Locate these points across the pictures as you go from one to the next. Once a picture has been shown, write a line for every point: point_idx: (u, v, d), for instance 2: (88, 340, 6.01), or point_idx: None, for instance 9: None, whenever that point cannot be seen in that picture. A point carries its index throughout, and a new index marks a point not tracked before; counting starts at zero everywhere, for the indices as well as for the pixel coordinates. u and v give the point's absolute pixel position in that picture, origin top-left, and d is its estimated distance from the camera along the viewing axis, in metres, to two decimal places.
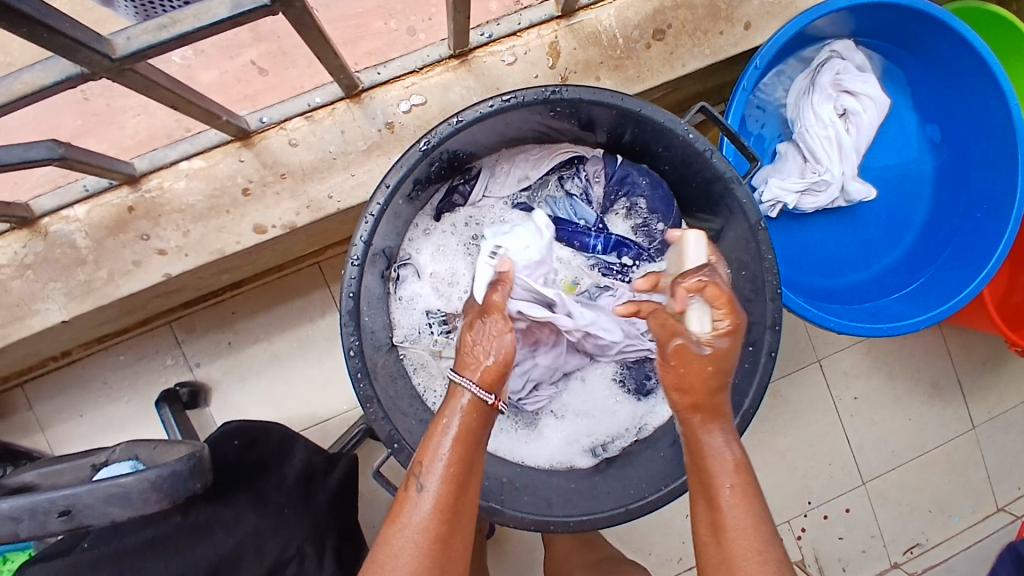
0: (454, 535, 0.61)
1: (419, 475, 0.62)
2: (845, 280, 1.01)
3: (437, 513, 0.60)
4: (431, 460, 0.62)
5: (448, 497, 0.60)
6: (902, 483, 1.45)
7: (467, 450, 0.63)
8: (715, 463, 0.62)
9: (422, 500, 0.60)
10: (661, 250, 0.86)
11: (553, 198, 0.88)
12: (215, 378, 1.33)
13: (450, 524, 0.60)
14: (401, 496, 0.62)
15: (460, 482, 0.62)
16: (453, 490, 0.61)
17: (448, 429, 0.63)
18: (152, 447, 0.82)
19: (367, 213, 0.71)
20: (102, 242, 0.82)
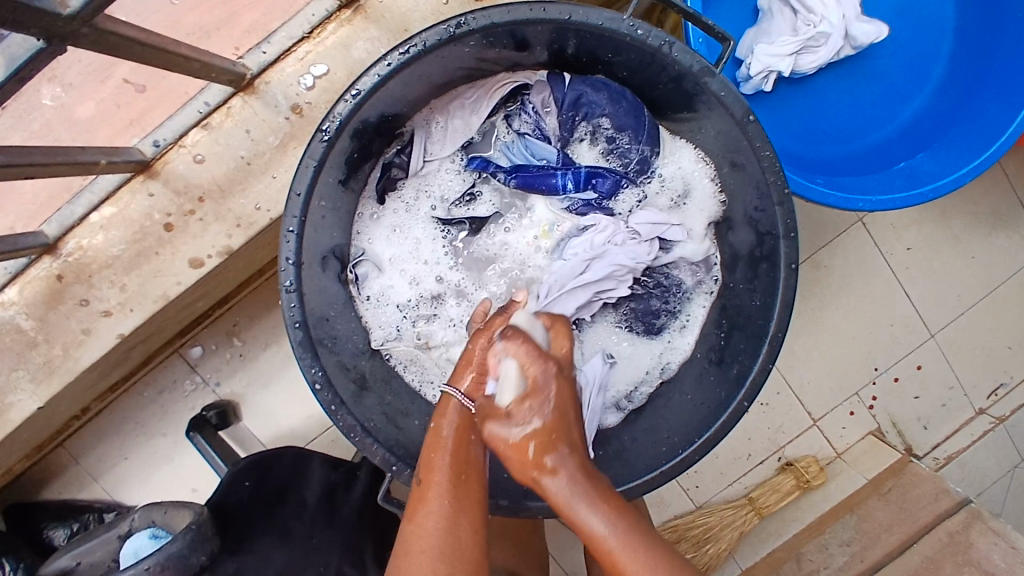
0: (462, 524, 0.51)
1: (426, 471, 0.55)
2: (873, 139, 0.86)
3: (443, 507, 0.52)
4: (441, 448, 0.55)
5: (456, 486, 0.53)
6: (975, 326, 1.33)
7: (468, 437, 0.56)
8: (573, 499, 0.51)
9: (435, 491, 0.53)
10: (641, 170, 0.73)
11: (506, 142, 0.76)
12: (239, 392, 1.29)
13: (462, 517, 0.52)
14: (416, 494, 0.54)
15: (467, 470, 0.54)
16: (463, 480, 0.54)
17: (451, 421, 0.57)
18: (164, 511, 0.79)
19: (286, 230, 0.60)
20: (45, 319, 0.76)
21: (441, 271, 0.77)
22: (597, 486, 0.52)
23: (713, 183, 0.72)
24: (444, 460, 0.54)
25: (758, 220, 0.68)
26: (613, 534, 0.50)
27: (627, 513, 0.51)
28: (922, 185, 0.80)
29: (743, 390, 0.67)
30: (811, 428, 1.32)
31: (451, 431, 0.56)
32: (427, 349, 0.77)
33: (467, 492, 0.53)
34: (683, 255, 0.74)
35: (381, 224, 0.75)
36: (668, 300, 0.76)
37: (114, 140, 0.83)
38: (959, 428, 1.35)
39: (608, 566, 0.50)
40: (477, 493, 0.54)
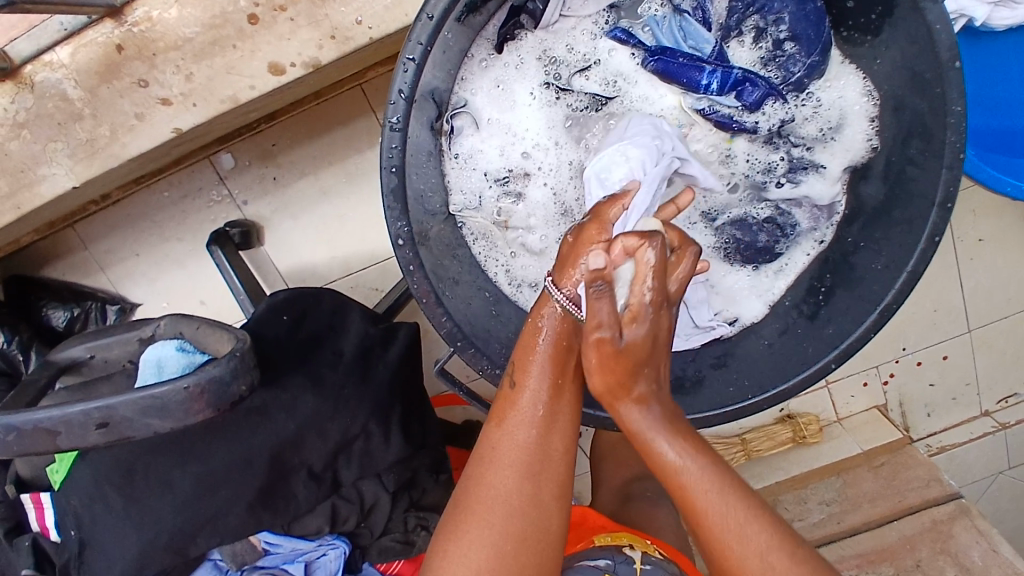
0: (552, 442, 0.55)
1: (520, 376, 0.56)
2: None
3: (539, 426, 0.55)
4: (535, 365, 0.56)
5: (550, 402, 0.55)
6: (1014, 331, 1.31)
7: (563, 357, 0.56)
8: (682, 474, 0.53)
9: (527, 401, 0.55)
10: (794, 88, 0.64)
11: (656, 16, 0.65)
12: (265, 216, 1.21)
13: (551, 429, 0.55)
14: (506, 396, 0.57)
15: (563, 388, 0.56)
16: (554, 398, 0.56)
17: (545, 332, 0.56)
18: (195, 327, 0.75)
19: (406, 57, 0.53)
20: (96, 92, 0.68)
21: (540, 147, 0.68)
22: (680, 432, 0.55)
23: (869, 124, 0.64)
24: (537, 384, 0.55)
25: (911, 179, 0.61)
26: (703, 482, 0.53)
27: (706, 453, 0.54)
28: None
29: (836, 352, 0.65)
30: (822, 388, 1.33)
31: (544, 346, 0.56)
32: (504, 228, 0.70)
33: (558, 417, 0.56)
34: (809, 194, 0.67)
35: (489, 75, 0.65)
36: (774, 236, 0.69)
37: None
38: (960, 423, 1.37)
39: (688, 507, 0.53)
40: (568, 404, 0.57)
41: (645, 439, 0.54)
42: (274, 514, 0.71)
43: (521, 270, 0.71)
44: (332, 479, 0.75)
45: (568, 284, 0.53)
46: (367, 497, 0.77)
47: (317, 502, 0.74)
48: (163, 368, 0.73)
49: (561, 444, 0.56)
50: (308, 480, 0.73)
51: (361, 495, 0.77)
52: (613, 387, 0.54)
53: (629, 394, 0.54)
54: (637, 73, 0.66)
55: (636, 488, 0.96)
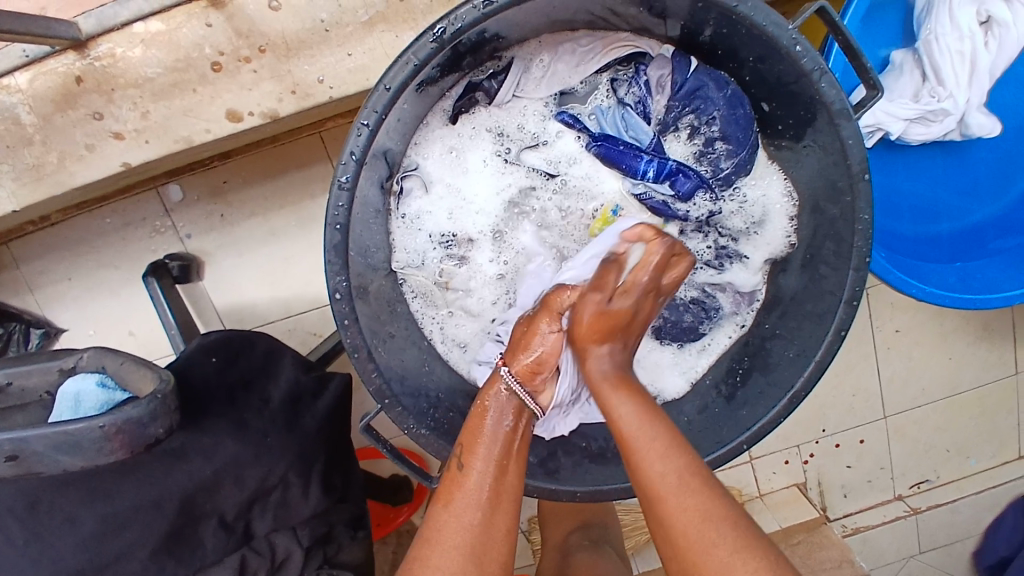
0: (496, 522, 0.54)
1: (467, 456, 0.56)
2: (943, 228, 0.84)
3: (482, 509, 0.54)
4: (482, 443, 0.57)
5: (497, 475, 0.55)
6: (925, 421, 1.38)
7: (513, 432, 0.57)
8: (629, 426, 0.52)
9: (473, 481, 0.55)
10: (723, 184, 0.70)
11: (602, 105, 0.70)
12: (209, 251, 1.20)
13: (497, 511, 0.54)
14: (451, 479, 0.56)
15: (508, 467, 0.56)
16: (499, 473, 0.55)
17: (494, 408, 0.58)
18: (120, 363, 0.73)
19: (361, 121, 0.55)
20: (49, 119, 0.67)
21: (486, 216, 0.71)
22: (656, 428, 0.52)
23: (788, 222, 0.69)
24: (486, 449, 0.56)
25: (823, 277, 0.66)
26: (664, 477, 0.50)
27: (660, 416, 0.53)
28: (971, 291, 0.80)
29: (747, 433, 0.67)
30: (746, 463, 1.37)
31: (493, 421, 0.58)
32: (444, 288, 0.72)
33: (503, 493, 0.55)
34: (733, 280, 0.72)
35: (440, 143, 0.69)
36: (699, 317, 0.74)
37: None
38: (874, 505, 1.43)
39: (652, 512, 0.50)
40: (513, 481, 0.56)
41: (603, 390, 0.56)
42: (179, 564, 0.68)
43: (455, 329, 0.73)
44: (245, 529, 0.72)
45: (519, 365, 0.59)
46: (279, 551, 0.75)
47: (227, 553, 0.71)
48: (81, 403, 0.69)
49: (511, 509, 0.55)
50: (219, 530, 0.70)
51: (273, 547, 0.74)
52: (591, 332, 0.57)
53: (596, 343, 0.57)
54: (581, 155, 0.70)
55: (575, 539, 0.97)
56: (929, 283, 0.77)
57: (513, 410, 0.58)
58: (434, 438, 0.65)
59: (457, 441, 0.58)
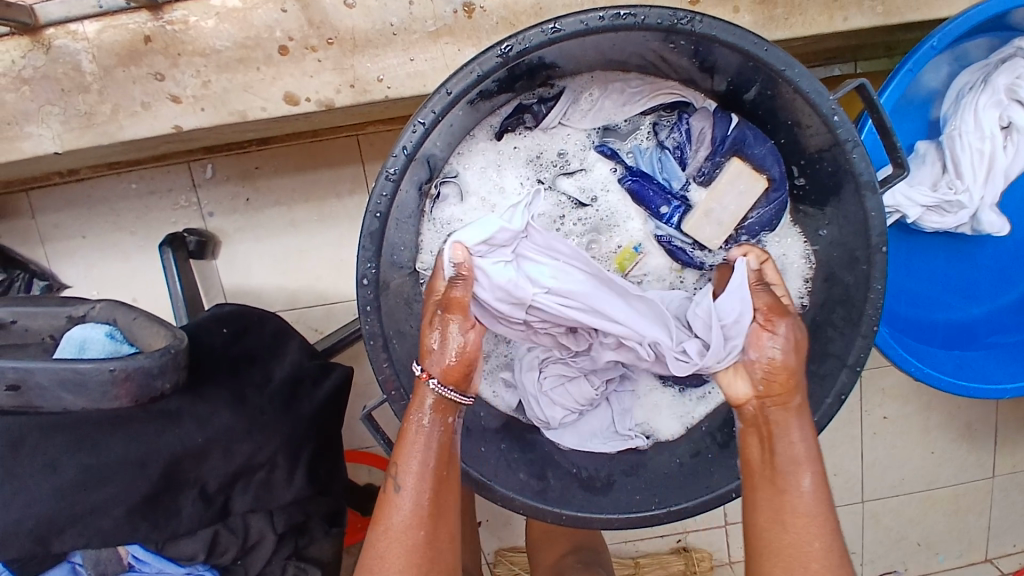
0: (437, 531, 0.62)
1: (399, 475, 0.62)
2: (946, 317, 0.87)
3: (422, 519, 0.61)
4: (411, 459, 0.62)
5: (430, 496, 0.61)
6: (901, 510, 1.38)
7: (444, 448, 0.63)
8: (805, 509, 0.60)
9: (406, 502, 0.61)
10: (748, 238, 0.72)
11: (642, 146, 0.73)
12: (227, 232, 1.22)
13: (435, 522, 0.62)
14: (387, 497, 0.62)
15: (444, 477, 0.62)
16: (435, 483, 0.62)
17: (421, 431, 0.62)
18: (132, 318, 0.74)
19: (417, 119, 0.57)
20: (111, 73, 0.70)
21: None
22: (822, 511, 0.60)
23: (804, 284, 0.72)
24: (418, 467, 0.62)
25: (830, 340, 0.68)
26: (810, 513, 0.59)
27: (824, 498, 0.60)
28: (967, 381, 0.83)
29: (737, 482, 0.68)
30: (720, 528, 1.36)
31: (422, 438, 0.62)
32: None
33: (441, 501, 0.62)
34: None
35: (482, 156, 0.71)
36: None
37: None
38: None
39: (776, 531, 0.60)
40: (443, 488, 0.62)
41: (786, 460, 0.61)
42: (152, 528, 0.67)
43: None
44: (223, 504, 0.72)
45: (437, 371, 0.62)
46: (252, 533, 0.75)
47: (203, 525, 0.70)
48: (86, 349, 0.70)
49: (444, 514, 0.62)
50: (198, 501, 0.70)
51: (247, 528, 0.74)
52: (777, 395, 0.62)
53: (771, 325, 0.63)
54: (614, 189, 0.73)
55: (570, 560, 0.96)
56: (927, 365, 0.80)
57: (438, 425, 0.63)
58: None
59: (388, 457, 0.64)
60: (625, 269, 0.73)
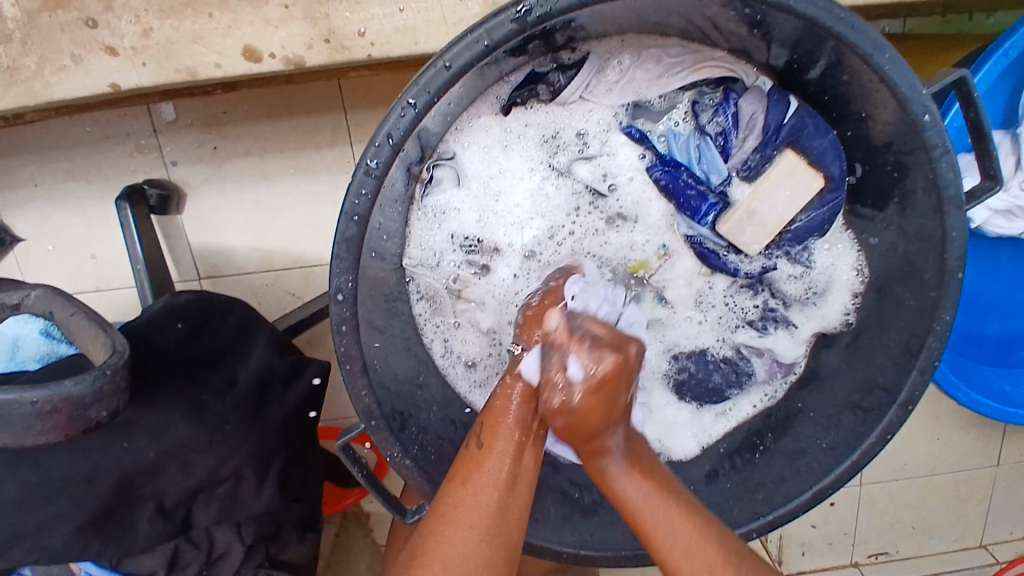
0: (512, 504, 0.46)
1: (488, 434, 0.49)
2: (992, 328, 0.80)
3: (508, 481, 0.47)
4: (504, 419, 0.49)
5: (517, 457, 0.48)
6: (898, 496, 1.35)
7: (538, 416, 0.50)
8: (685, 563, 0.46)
9: (492, 464, 0.47)
10: (793, 244, 0.62)
11: (677, 128, 0.61)
12: (193, 184, 1.08)
13: (515, 494, 0.47)
14: (471, 455, 0.49)
15: (527, 450, 0.49)
16: (518, 450, 0.48)
17: (516, 391, 0.50)
18: (70, 314, 0.60)
19: (406, 100, 0.45)
20: (32, 15, 0.56)
21: (518, 226, 0.62)
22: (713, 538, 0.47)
23: (851, 299, 0.62)
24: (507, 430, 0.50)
25: (879, 369, 0.60)
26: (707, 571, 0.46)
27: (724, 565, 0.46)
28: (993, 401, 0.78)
29: (758, 521, 0.61)
30: None
31: (518, 397, 0.50)
32: (456, 297, 0.64)
33: (524, 477, 0.48)
34: (774, 347, 0.66)
35: (484, 134, 0.59)
36: (728, 380, 0.67)
37: None
38: (829, 567, 1.40)
39: None
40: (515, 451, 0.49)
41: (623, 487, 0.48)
42: (107, 544, 0.59)
43: (459, 343, 0.65)
44: (183, 518, 0.63)
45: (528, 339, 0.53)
46: (217, 545, 0.67)
47: (158, 541, 0.62)
48: (18, 350, 0.62)
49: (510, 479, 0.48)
50: (154, 515, 0.61)
51: (211, 542, 0.66)
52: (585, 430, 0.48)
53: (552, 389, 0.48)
54: (639, 178, 0.62)
55: None
56: None
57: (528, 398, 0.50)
58: (417, 470, 0.57)
59: (478, 419, 0.51)
60: (643, 273, 0.64)
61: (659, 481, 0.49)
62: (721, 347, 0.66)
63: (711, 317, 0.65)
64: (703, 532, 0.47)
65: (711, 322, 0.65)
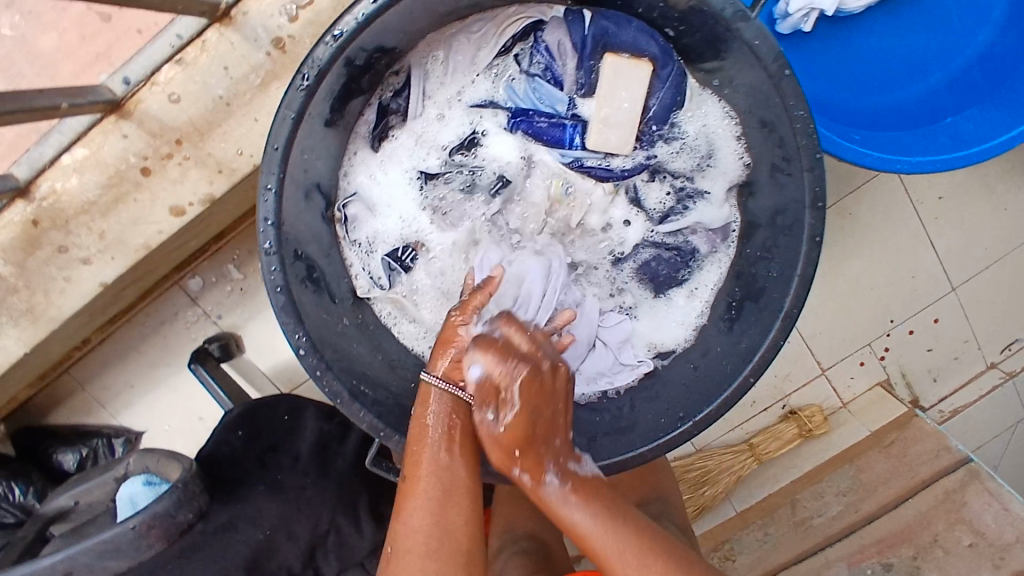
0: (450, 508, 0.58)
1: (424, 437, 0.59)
2: (873, 101, 0.90)
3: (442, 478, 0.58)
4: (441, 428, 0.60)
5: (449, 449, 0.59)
6: (998, 282, 1.21)
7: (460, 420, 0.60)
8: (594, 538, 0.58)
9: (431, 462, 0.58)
10: (660, 127, 0.68)
11: (513, 84, 0.68)
12: (241, 323, 1.22)
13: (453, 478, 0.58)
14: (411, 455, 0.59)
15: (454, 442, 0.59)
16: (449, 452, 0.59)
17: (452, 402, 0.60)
18: (157, 458, 0.79)
19: (263, 188, 0.55)
20: (24, 265, 0.73)
21: (433, 214, 0.70)
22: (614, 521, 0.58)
23: (737, 142, 0.66)
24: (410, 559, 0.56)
25: (785, 187, 0.63)
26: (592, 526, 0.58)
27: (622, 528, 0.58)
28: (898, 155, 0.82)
29: (749, 366, 0.65)
30: (819, 377, 1.25)
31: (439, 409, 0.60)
32: (418, 302, 0.72)
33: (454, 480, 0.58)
34: (701, 220, 0.70)
35: (368, 169, 0.68)
36: (677, 265, 0.72)
37: (82, 77, 0.80)
38: (969, 381, 1.27)
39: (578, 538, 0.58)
40: (461, 516, 0.58)
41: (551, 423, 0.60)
42: None
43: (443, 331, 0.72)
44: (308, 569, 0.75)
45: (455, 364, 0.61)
46: None
47: None
48: (137, 503, 0.76)
49: (461, 511, 0.58)
50: None
51: None
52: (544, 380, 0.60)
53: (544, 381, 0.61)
54: (491, 127, 0.69)
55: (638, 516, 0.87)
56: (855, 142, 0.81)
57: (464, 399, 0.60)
58: None
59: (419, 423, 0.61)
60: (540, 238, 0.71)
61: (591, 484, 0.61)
62: (666, 233, 0.71)
63: (639, 216, 0.71)
64: (625, 524, 0.59)
65: (640, 224, 0.72)
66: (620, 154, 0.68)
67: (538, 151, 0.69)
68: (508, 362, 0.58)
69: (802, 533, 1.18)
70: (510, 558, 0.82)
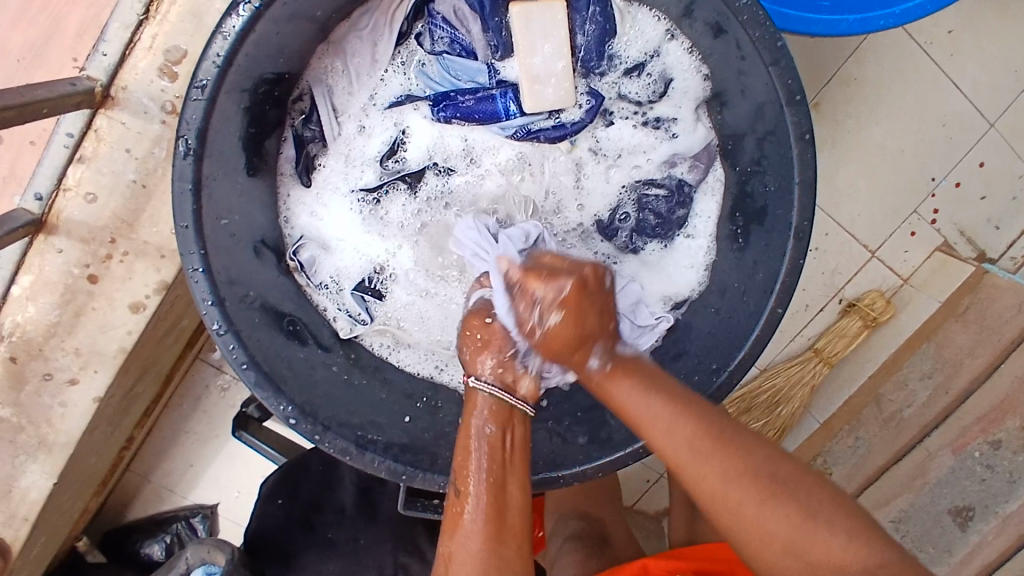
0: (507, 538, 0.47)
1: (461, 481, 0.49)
2: None
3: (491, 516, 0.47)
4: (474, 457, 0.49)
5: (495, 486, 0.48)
6: None
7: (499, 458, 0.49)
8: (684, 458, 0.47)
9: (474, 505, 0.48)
10: (593, 63, 0.63)
11: (425, 68, 0.64)
12: None
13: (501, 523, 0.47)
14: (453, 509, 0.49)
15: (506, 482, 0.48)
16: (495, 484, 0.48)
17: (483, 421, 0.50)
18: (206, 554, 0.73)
19: (190, 270, 0.51)
20: (20, 402, 0.72)
21: (394, 230, 0.65)
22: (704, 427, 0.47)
23: (688, 50, 0.60)
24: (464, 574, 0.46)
25: (755, 88, 0.55)
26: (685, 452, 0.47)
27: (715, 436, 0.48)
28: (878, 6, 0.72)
29: (774, 296, 0.56)
30: (872, 260, 1.07)
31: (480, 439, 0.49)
32: (407, 326, 0.65)
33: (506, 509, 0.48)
34: (677, 149, 0.63)
35: (308, 207, 0.63)
36: (671, 203, 0.64)
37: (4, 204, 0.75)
38: None
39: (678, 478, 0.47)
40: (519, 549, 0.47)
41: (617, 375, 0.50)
42: None
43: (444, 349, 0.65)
44: None
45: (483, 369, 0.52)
46: None
47: None
48: None
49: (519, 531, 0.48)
50: None
51: None
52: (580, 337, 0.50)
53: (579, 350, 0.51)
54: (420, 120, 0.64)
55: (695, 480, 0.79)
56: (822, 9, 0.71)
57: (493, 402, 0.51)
58: None
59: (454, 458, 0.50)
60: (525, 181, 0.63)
61: (647, 375, 0.50)
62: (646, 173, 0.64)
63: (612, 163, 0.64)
64: (687, 413, 0.48)
65: (615, 173, 0.65)
66: (564, 106, 0.62)
67: (477, 128, 0.64)
68: (556, 280, 0.50)
69: (896, 430, 1.08)
70: (564, 543, 0.80)
